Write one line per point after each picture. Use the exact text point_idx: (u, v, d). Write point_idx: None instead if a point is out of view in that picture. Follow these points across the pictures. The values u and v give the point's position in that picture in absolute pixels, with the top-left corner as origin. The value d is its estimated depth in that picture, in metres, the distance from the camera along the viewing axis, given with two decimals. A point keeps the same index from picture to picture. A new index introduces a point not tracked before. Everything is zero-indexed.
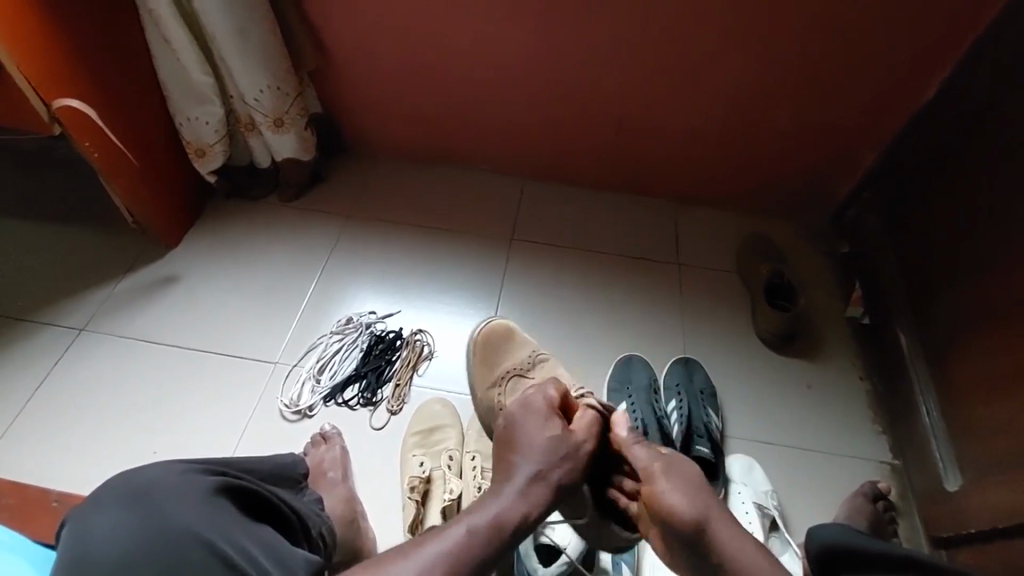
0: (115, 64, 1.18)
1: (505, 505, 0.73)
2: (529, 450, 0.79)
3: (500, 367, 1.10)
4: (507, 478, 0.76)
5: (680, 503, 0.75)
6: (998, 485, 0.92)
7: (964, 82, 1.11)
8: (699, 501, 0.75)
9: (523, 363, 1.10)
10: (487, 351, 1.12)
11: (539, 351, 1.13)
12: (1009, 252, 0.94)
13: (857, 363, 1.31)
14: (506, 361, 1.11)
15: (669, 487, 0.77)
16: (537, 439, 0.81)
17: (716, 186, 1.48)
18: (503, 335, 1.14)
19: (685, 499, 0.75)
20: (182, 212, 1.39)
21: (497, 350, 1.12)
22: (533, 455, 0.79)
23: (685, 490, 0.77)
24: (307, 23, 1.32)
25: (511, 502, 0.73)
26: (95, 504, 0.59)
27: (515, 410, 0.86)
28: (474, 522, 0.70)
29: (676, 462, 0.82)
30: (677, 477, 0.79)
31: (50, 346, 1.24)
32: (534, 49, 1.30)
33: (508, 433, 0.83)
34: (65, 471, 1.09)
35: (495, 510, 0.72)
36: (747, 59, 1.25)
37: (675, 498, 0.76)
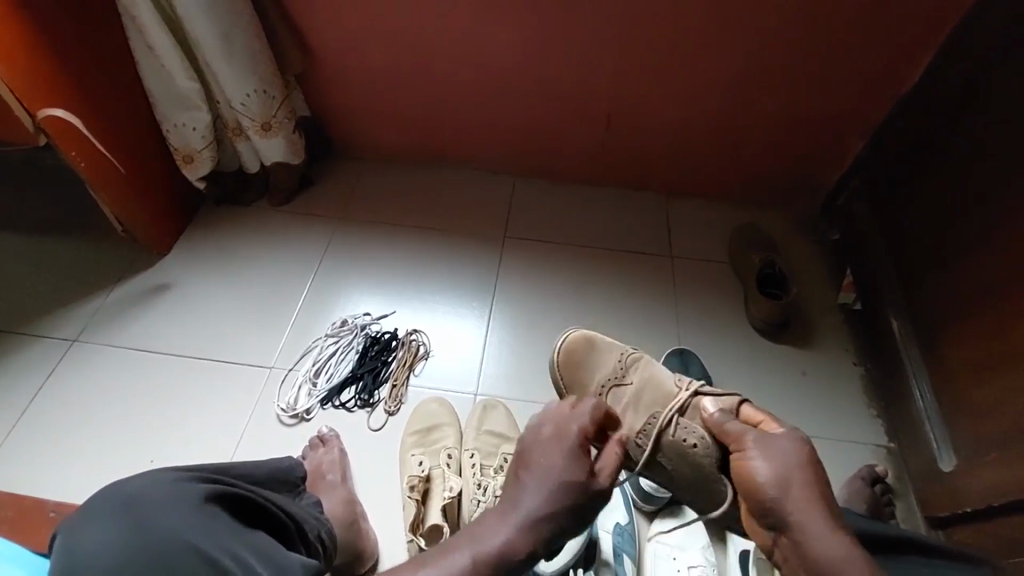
0: (99, 71, 1.17)
1: (506, 537, 0.64)
2: (542, 485, 0.67)
3: (593, 384, 0.99)
4: (512, 504, 0.66)
5: (770, 478, 0.66)
6: (991, 463, 0.93)
7: (947, 66, 1.12)
8: (794, 484, 0.65)
9: (617, 371, 0.97)
10: (575, 370, 1.01)
11: (629, 349, 1.00)
12: (997, 233, 0.95)
13: (851, 348, 1.32)
14: (598, 375, 0.99)
15: (763, 459, 0.68)
16: (554, 473, 0.67)
17: (706, 178, 1.49)
18: (586, 347, 1.01)
19: (778, 474, 0.66)
20: (173, 219, 1.39)
21: (583, 365, 1.00)
22: (546, 491, 0.66)
23: (781, 465, 0.67)
24: (292, 26, 1.32)
25: (514, 535, 0.64)
26: (86, 515, 0.59)
27: (543, 429, 0.72)
28: (477, 550, 0.63)
29: (776, 437, 0.70)
30: (769, 453, 0.69)
31: (42, 359, 1.23)
32: (521, 45, 1.30)
33: (526, 452, 0.70)
34: (62, 482, 1.08)
35: (495, 541, 0.64)
36: (733, 49, 1.25)
37: (765, 471, 0.67)
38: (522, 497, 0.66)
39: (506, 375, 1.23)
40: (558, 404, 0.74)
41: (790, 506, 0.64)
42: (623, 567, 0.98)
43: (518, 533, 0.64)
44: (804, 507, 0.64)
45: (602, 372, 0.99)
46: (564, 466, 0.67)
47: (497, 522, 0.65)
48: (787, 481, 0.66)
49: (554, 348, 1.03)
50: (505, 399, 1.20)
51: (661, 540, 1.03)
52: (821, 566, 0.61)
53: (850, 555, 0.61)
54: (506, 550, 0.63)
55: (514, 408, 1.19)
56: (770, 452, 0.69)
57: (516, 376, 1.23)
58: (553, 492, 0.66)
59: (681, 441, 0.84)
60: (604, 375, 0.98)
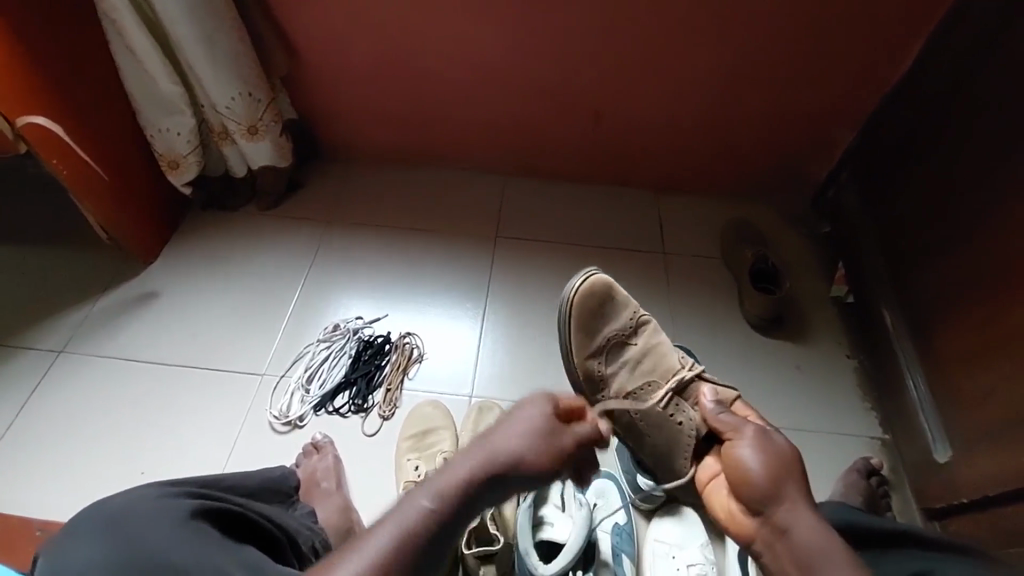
0: (79, 77, 1.15)
1: (472, 461, 0.60)
2: (508, 431, 0.63)
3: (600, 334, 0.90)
4: (479, 442, 0.62)
5: (759, 467, 0.68)
6: (987, 454, 0.94)
7: (935, 58, 1.12)
8: (781, 476, 0.67)
9: (627, 327, 0.91)
10: (589, 314, 0.89)
11: (640, 309, 0.94)
12: (986, 224, 0.96)
13: (844, 341, 1.32)
14: (607, 326, 0.91)
15: (752, 450, 0.70)
16: (514, 433, 0.62)
17: (697, 174, 1.49)
18: (606, 295, 0.90)
19: (765, 465, 0.68)
20: (159, 226, 1.37)
21: (597, 312, 0.90)
22: (515, 427, 0.63)
23: (770, 457, 0.69)
24: (276, 28, 1.30)
25: (481, 460, 0.60)
26: (70, 536, 0.58)
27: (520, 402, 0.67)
28: (444, 477, 0.58)
29: (765, 431, 0.72)
30: (761, 444, 0.71)
31: (27, 372, 1.20)
32: (509, 43, 1.29)
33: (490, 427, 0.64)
34: (50, 496, 1.07)
35: (462, 471, 0.58)
36: (723, 44, 1.25)
37: (754, 462, 0.69)
38: (486, 449, 0.61)
39: (500, 377, 1.22)
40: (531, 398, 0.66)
41: (776, 497, 0.66)
42: (623, 567, 0.98)
43: (488, 456, 0.60)
44: (788, 499, 0.65)
45: (614, 324, 0.91)
46: (534, 423, 0.63)
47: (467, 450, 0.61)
48: (774, 472, 0.67)
49: (570, 281, 0.90)
50: (501, 400, 1.19)
51: (659, 539, 1.02)
52: (801, 555, 0.62)
53: (831, 545, 0.62)
54: (468, 480, 0.58)
55: (509, 410, 1.18)
56: (762, 443, 0.71)
57: (511, 378, 1.22)
58: (522, 442, 0.62)
59: (669, 416, 0.85)
60: (612, 328, 0.91)
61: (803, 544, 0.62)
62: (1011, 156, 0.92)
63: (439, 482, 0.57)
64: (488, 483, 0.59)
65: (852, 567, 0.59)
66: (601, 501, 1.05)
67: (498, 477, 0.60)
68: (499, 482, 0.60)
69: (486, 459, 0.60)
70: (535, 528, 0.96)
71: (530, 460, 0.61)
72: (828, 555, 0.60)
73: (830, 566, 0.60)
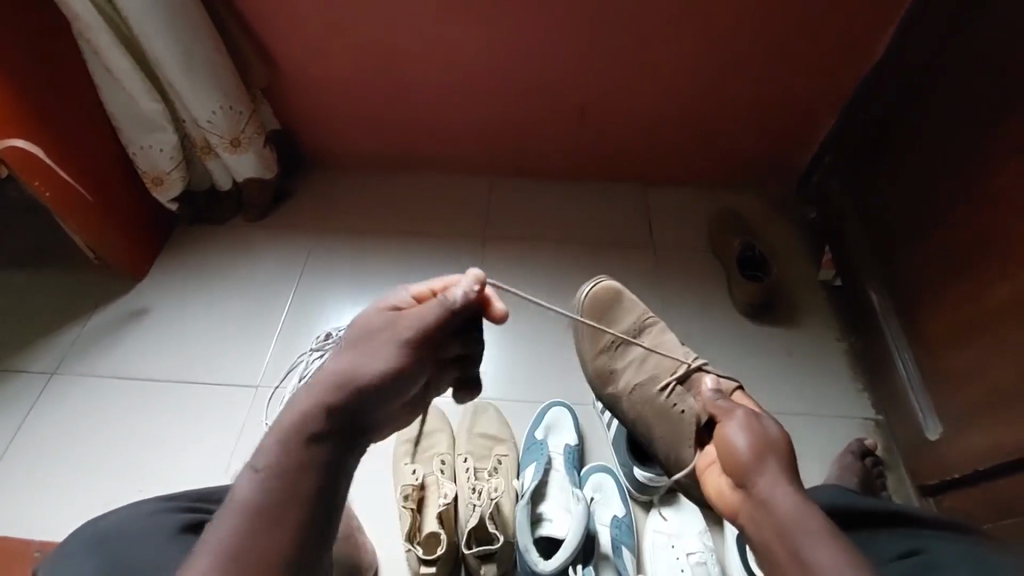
0: (59, 98, 1.15)
1: (300, 401, 0.62)
2: (345, 347, 0.67)
3: (606, 333, 1.02)
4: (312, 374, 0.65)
5: (745, 446, 0.71)
6: (977, 429, 0.95)
7: (911, 40, 1.13)
8: (767, 454, 0.69)
9: (632, 329, 1.02)
10: (600, 317, 1.03)
11: (647, 315, 1.05)
12: (966, 202, 0.97)
13: (834, 324, 1.33)
14: (615, 326, 1.03)
15: (742, 431, 0.73)
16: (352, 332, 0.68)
17: (682, 165, 1.49)
18: (614, 300, 1.04)
19: (755, 445, 0.70)
20: (145, 243, 1.37)
21: (606, 314, 1.03)
22: (350, 344, 0.66)
23: (758, 437, 0.71)
24: (254, 39, 1.30)
25: (307, 395, 0.61)
26: (69, 549, 0.63)
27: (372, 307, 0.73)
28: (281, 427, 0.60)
29: (754, 414, 0.75)
30: (752, 426, 0.73)
31: (21, 395, 1.20)
32: (488, 44, 1.29)
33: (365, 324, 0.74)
34: (47, 518, 1.07)
35: (293, 414, 0.61)
36: (700, 35, 1.25)
37: (742, 441, 0.71)
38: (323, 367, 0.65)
39: (495, 376, 1.23)
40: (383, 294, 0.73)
41: (760, 472, 0.68)
42: (623, 559, 0.98)
43: (316, 390, 0.62)
44: (771, 474, 0.68)
45: (621, 325, 1.03)
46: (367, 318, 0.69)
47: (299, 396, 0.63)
48: (760, 450, 0.70)
49: (583, 287, 1.04)
50: (497, 400, 1.20)
51: (659, 530, 1.03)
52: (783, 528, 0.63)
53: (809, 515, 0.64)
54: (305, 421, 0.60)
55: (506, 410, 1.19)
56: (753, 423, 0.73)
57: (505, 377, 1.23)
58: (356, 345, 0.66)
59: (670, 406, 0.92)
60: (620, 328, 1.03)
61: (785, 518, 0.64)
62: (989, 133, 0.93)
63: (278, 435, 0.60)
64: (322, 419, 0.60)
65: (826, 535, 0.62)
66: (598, 496, 1.06)
67: (346, 402, 0.62)
68: (348, 408, 0.62)
69: (309, 397, 0.61)
70: (535, 525, 0.99)
71: (377, 363, 0.63)
72: (804, 523, 0.63)
73: (804, 533, 0.62)
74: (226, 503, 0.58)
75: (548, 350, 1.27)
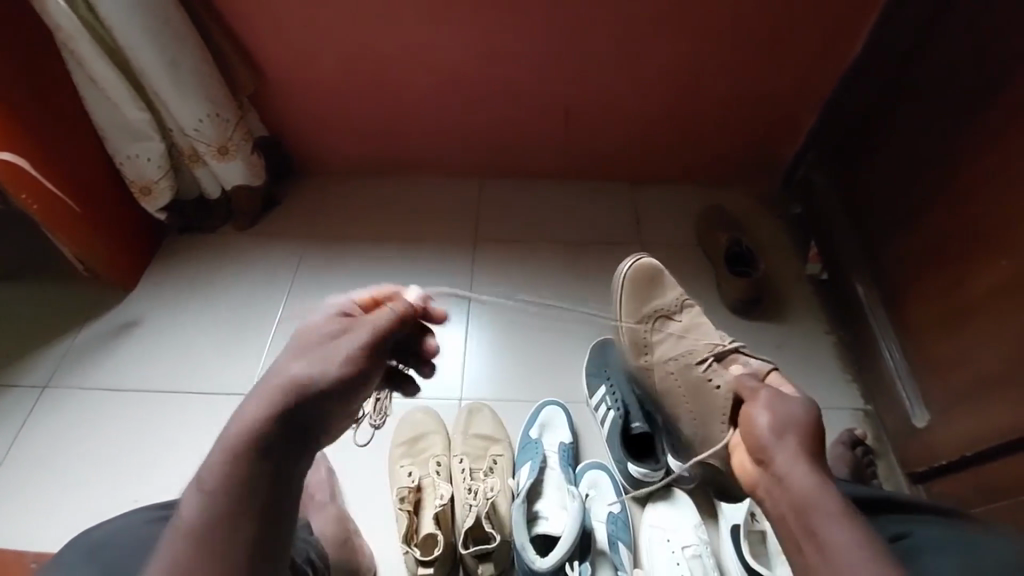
0: (44, 110, 1.14)
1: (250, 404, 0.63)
2: (297, 349, 0.66)
3: (647, 306, 1.03)
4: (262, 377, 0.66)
5: (769, 424, 0.73)
6: (961, 415, 0.97)
7: (889, 35, 1.15)
8: (790, 434, 0.72)
9: (673, 304, 1.02)
10: (640, 291, 1.03)
11: (686, 295, 1.04)
12: (946, 193, 0.99)
13: (822, 317, 1.35)
14: (655, 300, 1.03)
15: (767, 410, 0.75)
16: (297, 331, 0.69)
17: (669, 163, 1.51)
18: (653, 276, 1.03)
19: (777, 424, 0.73)
20: (135, 253, 1.36)
21: (646, 289, 1.03)
22: (298, 347, 0.66)
23: (781, 417, 0.74)
24: (239, 46, 1.30)
25: (257, 400, 0.63)
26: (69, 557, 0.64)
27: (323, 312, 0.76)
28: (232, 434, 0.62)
29: (781, 395, 0.77)
30: (777, 406, 0.76)
31: (12, 409, 1.20)
32: (473, 48, 1.30)
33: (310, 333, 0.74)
34: (41, 532, 1.06)
35: (245, 421, 0.62)
36: (683, 34, 1.27)
37: (766, 419, 0.74)
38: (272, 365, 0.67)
39: (489, 377, 1.23)
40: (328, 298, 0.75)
41: (781, 448, 0.71)
42: (619, 555, 0.99)
43: (265, 395, 0.63)
44: (793, 452, 0.70)
45: (660, 300, 1.02)
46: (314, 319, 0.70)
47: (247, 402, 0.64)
48: (783, 429, 0.73)
49: (624, 263, 1.05)
50: (491, 401, 1.21)
51: (654, 525, 1.04)
52: (798, 502, 0.66)
53: (826, 493, 0.66)
54: (247, 435, 0.61)
55: (500, 410, 1.19)
56: (778, 403, 0.76)
57: (499, 377, 1.23)
58: (305, 350, 0.66)
59: (706, 380, 0.92)
60: (660, 303, 1.03)
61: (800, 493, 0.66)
62: (968, 125, 0.95)
63: (230, 440, 0.62)
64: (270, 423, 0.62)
65: (840, 513, 0.64)
66: (593, 492, 1.07)
67: (292, 407, 0.62)
68: (296, 413, 0.63)
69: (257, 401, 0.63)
70: (530, 523, 1.00)
71: (330, 367, 0.64)
72: (820, 499, 0.65)
73: (819, 509, 0.64)
74: (172, 522, 0.61)
75: (541, 349, 1.27)
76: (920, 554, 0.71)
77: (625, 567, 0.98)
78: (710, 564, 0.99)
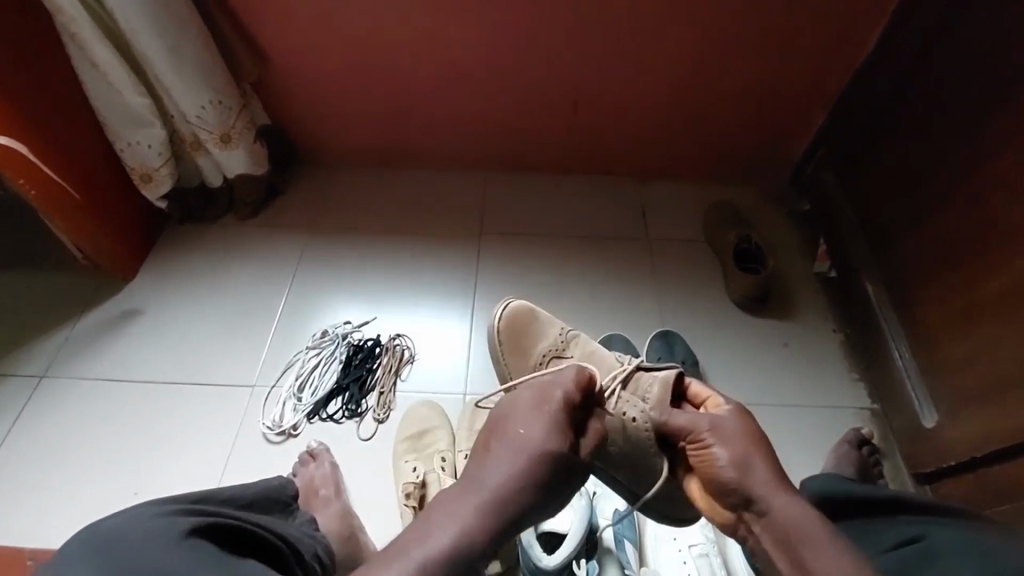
0: (43, 93, 1.11)
1: (462, 522, 0.62)
2: (512, 447, 0.67)
3: (534, 352, 1.02)
4: (475, 483, 0.65)
5: (729, 460, 0.67)
6: (972, 416, 0.96)
7: (901, 32, 1.14)
8: (752, 463, 0.66)
9: (557, 343, 1.01)
10: (516, 337, 1.02)
11: (567, 327, 1.05)
12: (959, 192, 0.98)
13: (829, 315, 1.34)
14: (538, 344, 1.02)
15: (722, 444, 0.68)
16: (529, 442, 0.67)
17: (675, 159, 1.50)
18: (529, 318, 1.03)
19: (736, 462, 0.67)
20: (135, 241, 1.34)
21: (526, 334, 1.02)
22: (515, 446, 0.67)
23: (737, 446, 0.67)
24: (241, 32, 1.27)
25: (470, 519, 0.62)
26: (63, 561, 0.57)
27: (521, 397, 0.72)
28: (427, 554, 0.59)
29: (724, 422, 0.70)
30: (727, 439, 0.69)
31: (10, 398, 1.18)
32: (481, 37, 1.27)
33: (506, 420, 0.70)
34: (39, 524, 1.04)
35: (456, 525, 0.62)
36: (694, 28, 1.25)
37: (724, 456, 0.67)
38: (491, 475, 0.65)
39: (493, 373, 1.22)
40: (541, 388, 0.71)
41: (751, 483, 0.65)
42: (626, 553, 0.98)
43: (477, 513, 0.63)
44: (765, 485, 0.65)
45: (542, 347, 1.01)
46: (552, 425, 0.68)
47: (449, 512, 0.63)
48: (747, 461, 0.67)
49: (496, 312, 1.03)
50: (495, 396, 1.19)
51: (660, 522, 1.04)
52: (789, 541, 0.62)
53: (811, 519, 0.63)
54: (468, 533, 0.61)
55: None
56: (722, 437, 0.69)
57: None
58: (519, 459, 0.66)
59: (621, 415, 0.78)
60: (545, 346, 1.02)
61: (790, 530, 0.62)
62: (981, 123, 0.94)
63: (456, 526, 0.62)
64: (480, 544, 0.62)
65: (830, 537, 0.61)
66: (600, 490, 1.06)
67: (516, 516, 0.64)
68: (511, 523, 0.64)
69: (467, 518, 0.62)
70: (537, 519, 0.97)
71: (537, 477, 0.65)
72: (809, 530, 0.62)
73: (811, 542, 0.61)
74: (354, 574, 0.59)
75: None
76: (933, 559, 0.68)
77: (631, 565, 0.97)
78: (717, 563, 0.98)
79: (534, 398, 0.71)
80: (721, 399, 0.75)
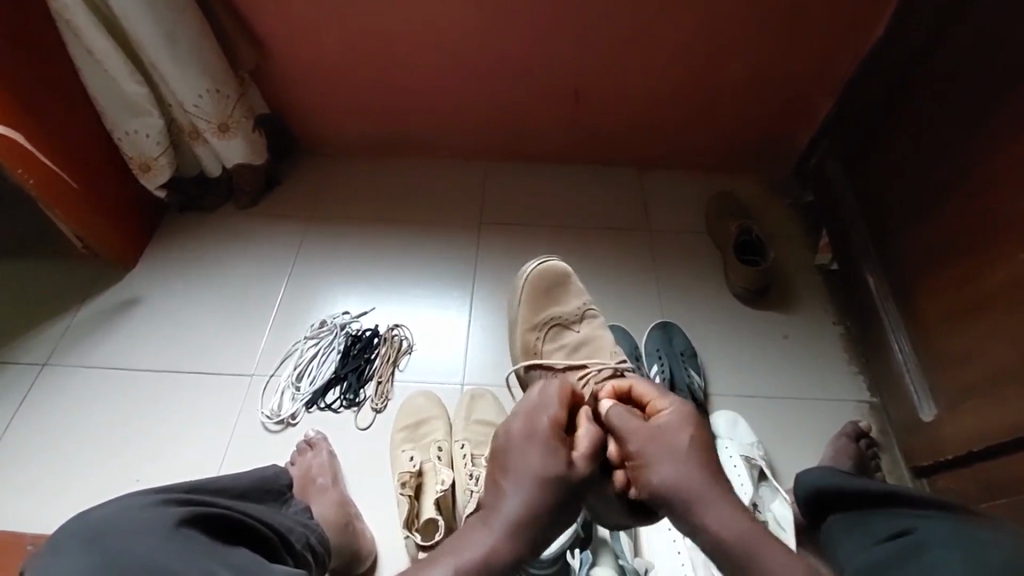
0: (39, 81, 1.11)
1: (485, 542, 0.62)
2: (520, 484, 0.65)
3: (547, 311, 1.01)
4: (493, 515, 0.64)
5: (671, 478, 0.66)
6: (968, 411, 0.96)
7: (907, 19, 1.11)
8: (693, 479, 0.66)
9: (573, 314, 1.01)
10: (539, 291, 1.02)
11: (590, 303, 1.04)
12: (963, 184, 0.96)
13: (829, 308, 1.33)
14: (557, 306, 1.02)
15: (659, 459, 0.68)
16: (532, 470, 0.65)
17: (676, 149, 1.48)
18: (557, 280, 1.02)
19: (677, 476, 0.66)
20: (134, 230, 1.34)
21: (550, 294, 1.02)
22: (520, 481, 0.65)
23: (677, 465, 0.67)
24: (238, 19, 1.26)
25: (493, 541, 0.62)
26: (55, 554, 0.57)
27: (513, 426, 0.69)
28: (452, 563, 0.61)
29: (669, 433, 0.69)
30: (668, 455, 0.67)
31: (13, 386, 1.19)
32: (479, 24, 1.25)
33: (504, 453, 0.68)
34: (41, 513, 1.06)
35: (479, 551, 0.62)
36: (696, 14, 1.22)
37: (665, 474, 0.66)
38: (504, 504, 0.65)
39: (492, 363, 1.22)
40: (532, 414, 0.69)
41: (689, 488, 0.65)
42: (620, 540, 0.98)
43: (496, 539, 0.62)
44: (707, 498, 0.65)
45: (562, 308, 1.01)
46: (548, 453, 0.66)
47: (475, 531, 0.63)
48: (680, 474, 0.66)
49: (531, 264, 1.03)
50: (492, 388, 1.19)
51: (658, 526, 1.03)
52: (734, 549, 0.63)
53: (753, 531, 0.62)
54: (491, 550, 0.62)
55: (503, 397, 1.18)
56: (661, 451, 0.68)
57: (503, 363, 1.22)
58: (529, 490, 0.65)
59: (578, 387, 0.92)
60: (561, 310, 1.02)
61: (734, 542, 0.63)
62: (985, 113, 0.92)
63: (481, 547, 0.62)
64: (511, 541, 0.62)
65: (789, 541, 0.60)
66: None
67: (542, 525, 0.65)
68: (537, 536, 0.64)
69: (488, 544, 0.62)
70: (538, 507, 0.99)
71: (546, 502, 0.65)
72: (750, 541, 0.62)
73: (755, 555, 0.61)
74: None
75: None
76: (911, 553, 0.69)
77: (626, 555, 0.97)
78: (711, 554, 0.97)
79: (528, 428, 0.68)
80: (672, 402, 0.73)
